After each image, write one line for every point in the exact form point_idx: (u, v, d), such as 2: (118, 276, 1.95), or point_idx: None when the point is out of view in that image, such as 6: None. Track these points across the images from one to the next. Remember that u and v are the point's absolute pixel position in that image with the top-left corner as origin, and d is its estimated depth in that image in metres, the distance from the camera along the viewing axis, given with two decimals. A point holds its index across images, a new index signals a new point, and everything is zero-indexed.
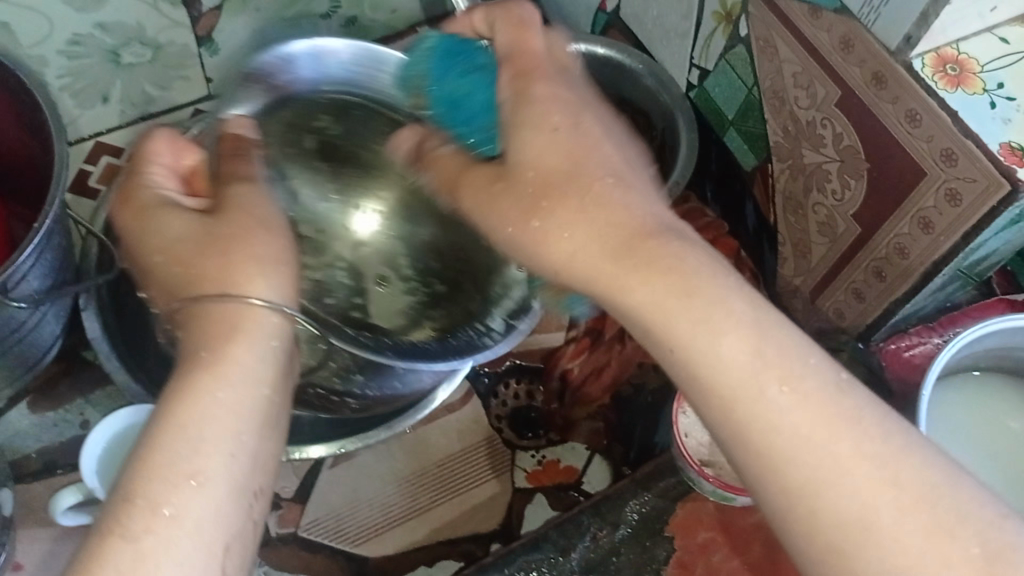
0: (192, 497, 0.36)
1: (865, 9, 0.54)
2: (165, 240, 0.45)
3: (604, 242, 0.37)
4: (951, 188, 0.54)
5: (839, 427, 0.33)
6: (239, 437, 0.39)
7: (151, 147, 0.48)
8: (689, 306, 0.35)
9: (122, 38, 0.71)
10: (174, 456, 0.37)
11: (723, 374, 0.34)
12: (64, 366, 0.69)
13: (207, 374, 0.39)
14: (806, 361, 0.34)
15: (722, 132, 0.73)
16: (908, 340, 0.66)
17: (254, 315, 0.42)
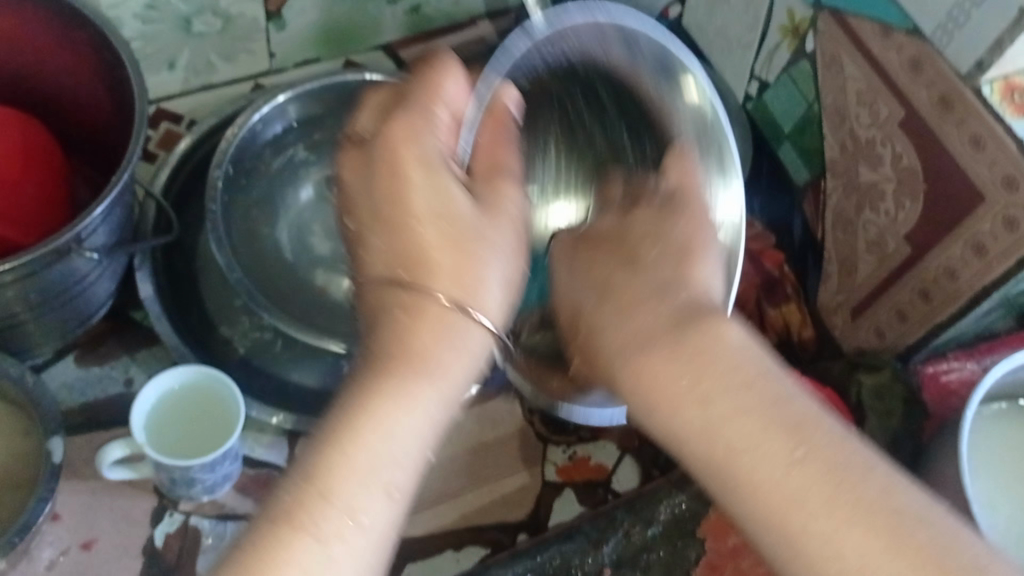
0: (376, 504, 0.37)
1: (938, 33, 0.55)
2: (406, 205, 0.41)
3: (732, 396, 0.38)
4: (1009, 215, 0.55)
5: (830, 490, 0.36)
6: (429, 456, 0.39)
7: (446, 80, 0.43)
8: (783, 444, 0.37)
9: (196, 7, 0.71)
10: (373, 462, 0.37)
11: (747, 460, 0.37)
12: (112, 323, 0.71)
13: (423, 380, 0.39)
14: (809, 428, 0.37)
15: (777, 144, 0.74)
16: (947, 364, 0.66)
17: (467, 328, 0.41)
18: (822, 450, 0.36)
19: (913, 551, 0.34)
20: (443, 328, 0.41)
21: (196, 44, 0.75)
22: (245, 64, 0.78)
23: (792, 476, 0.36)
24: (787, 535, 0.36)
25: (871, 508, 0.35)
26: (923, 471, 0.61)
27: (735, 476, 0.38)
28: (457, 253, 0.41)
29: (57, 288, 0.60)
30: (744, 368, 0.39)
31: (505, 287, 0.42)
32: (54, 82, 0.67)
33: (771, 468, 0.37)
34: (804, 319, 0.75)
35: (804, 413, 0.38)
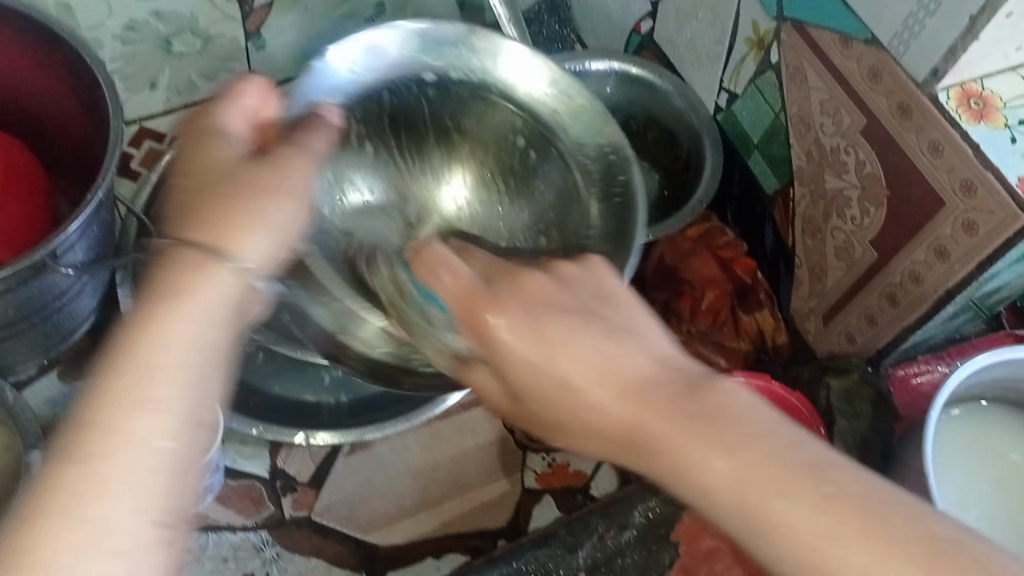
0: (143, 449, 0.31)
1: (895, 41, 0.56)
2: (221, 171, 0.40)
3: (624, 389, 0.37)
4: (969, 218, 0.56)
5: (765, 455, 0.33)
6: (200, 372, 0.33)
7: (242, 86, 0.44)
8: (715, 428, 0.34)
9: (175, 28, 0.73)
10: (137, 389, 0.31)
11: (700, 466, 0.34)
12: (95, 338, 0.72)
13: (176, 305, 0.34)
14: (752, 419, 0.34)
15: (747, 155, 0.76)
16: (917, 367, 0.68)
17: (215, 272, 0.35)
18: (743, 424, 0.34)
19: (807, 475, 0.32)
20: (201, 272, 0.35)
21: (176, 63, 0.76)
22: (227, 82, 0.80)
23: (721, 453, 0.34)
24: (719, 493, 0.34)
25: (773, 455, 0.33)
26: (893, 473, 0.62)
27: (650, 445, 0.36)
28: (236, 206, 0.38)
29: (40, 302, 0.61)
30: (629, 365, 0.37)
31: (269, 232, 0.38)
32: (35, 102, 0.69)
33: (704, 441, 0.34)
34: (777, 324, 0.76)
35: (726, 397, 0.35)
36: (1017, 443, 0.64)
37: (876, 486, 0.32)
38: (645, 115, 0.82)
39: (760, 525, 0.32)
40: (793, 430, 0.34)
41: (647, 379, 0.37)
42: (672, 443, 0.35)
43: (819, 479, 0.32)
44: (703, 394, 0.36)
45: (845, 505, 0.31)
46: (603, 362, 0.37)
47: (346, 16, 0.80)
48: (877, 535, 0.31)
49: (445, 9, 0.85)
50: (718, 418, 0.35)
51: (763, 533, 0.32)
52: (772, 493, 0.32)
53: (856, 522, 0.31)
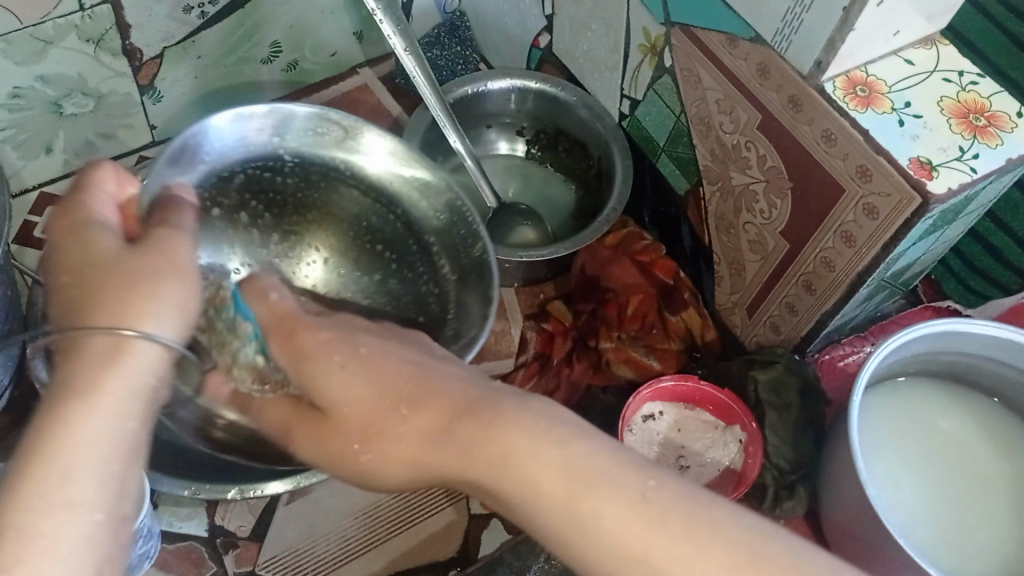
0: (73, 525, 0.35)
1: (778, 38, 0.57)
2: (91, 256, 0.43)
3: (439, 420, 0.41)
4: (868, 203, 0.57)
5: (649, 518, 0.34)
6: (106, 467, 0.37)
7: (97, 173, 0.47)
8: (561, 469, 0.36)
9: (64, 90, 0.71)
10: (48, 484, 0.35)
11: (531, 485, 0.36)
12: (14, 417, 0.70)
13: (84, 404, 0.38)
14: (594, 447, 0.36)
15: (654, 158, 0.76)
16: (843, 350, 0.71)
17: (132, 347, 0.40)
18: (602, 473, 0.35)
19: (685, 530, 0.33)
20: (113, 353, 0.40)
21: (70, 125, 0.74)
22: (126, 139, 0.79)
23: (546, 481, 0.36)
24: (534, 492, 0.36)
25: (605, 470, 0.35)
26: (824, 460, 0.63)
27: (515, 485, 0.37)
28: (139, 294, 0.42)
29: None
30: (444, 395, 0.42)
31: (170, 318, 0.43)
32: None
33: (605, 499, 0.35)
34: (704, 321, 0.76)
35: (584, 453, 0.36)
36: (947, 412, 0.65)
37: (720, 506, 0.34)
38: (553, 129, 0.83)
39: (580, 534, 0.35)
40: (639, 473, 0.35)
41: (452, 406, 0.41)
42: (478, 462, 0.38)
43: (646, 499, 0.34)
44: (491, 418, 0.39)
45: (647, 504, 0.34)
46: (398, 391, 0.43)
47: (242, 60, 0.79)
48: (712, 548, 0.33)
49: (342, 42, 0.84)
50: (539, 449, 0.37)
51: (586, 544, 0.35)
52: (596, 521, 0.35)
53: (670, 522, 0.34)
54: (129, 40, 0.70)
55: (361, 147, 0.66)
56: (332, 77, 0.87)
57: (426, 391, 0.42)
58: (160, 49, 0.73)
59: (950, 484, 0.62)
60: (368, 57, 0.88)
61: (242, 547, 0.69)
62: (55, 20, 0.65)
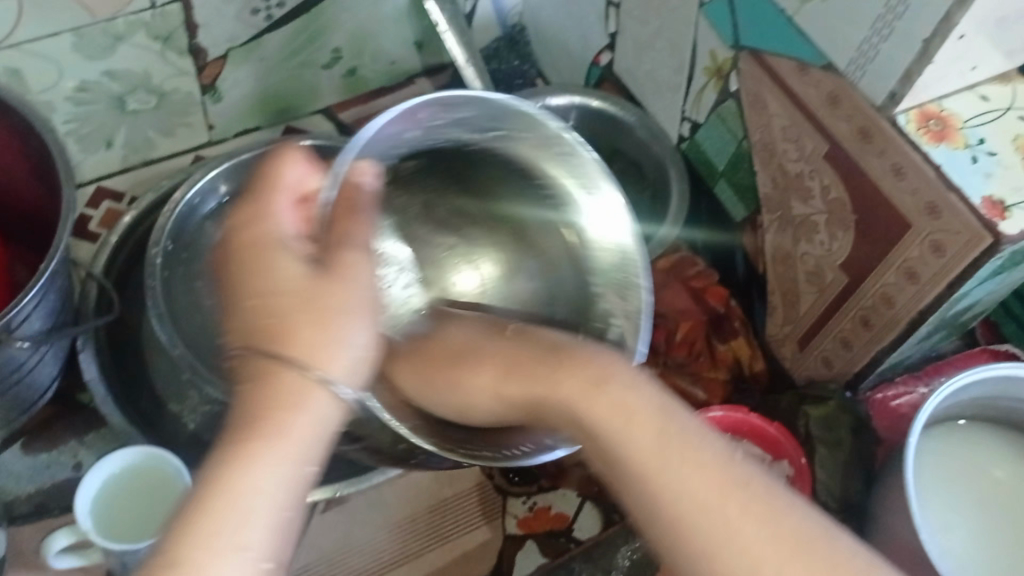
0: (236, 570, 0.34)
1: (851, 67, 0.56)
2: (266, 278, 0.40)
3: (512, 372, 0.47)
4: (936, 240, 0.56)
5: (726, 488, 0.36)
6: (283, 514, 0.36)
7: (288, 162, 0.44)
8: (659, 440, 0.38)
9: (129, 86, 0.72)
10: (223, 526, 0.34)
11: (621, 445, 0.39)
12: (59, 408, 0.71)
13: (271, 443, 0.37)
14: (692, 424, 0.39)
15: (713, 183, 0.75)
16: (895, 389, 0.68)
17: (313, 392, 0.38)
18: (690, 445, 0.38)
19: (745, 508, 0.36)
20: (297, 399, 0.38)
21: (132, 121, 0.75)
22: (184, 137, 0.79)
23: (635, 436, 0.39)
24: (647, 469, 0.38)
25: (714, 466, 0.37)
26: (875, 499, 0.62)
27: (604, 453, 0.40)
28: (312, 328, 0.39)
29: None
30: (538, 339, 0.47)
31: (344, 365, 0.40)
32: None
33: (677, 467, 0.37)
34: (753, 351, 0.75)
35: (679, 424, 0.39)
36: (1002, 459, 0.64)
37: (773, 485, 0.37)
38: (609, 147, 0.81)
39: (672, 498, 0.37)
40: (729, 445, 0.38)
41: (545, 347, 0.46)
42: (600, 423, 0.41)
43: (728, 467, 0.37)
44: (568, 362, 0.44)
45: (743, 492, 0.36)
46: (504, 350, 0.48)
47: (304, 64, 0.80)
48: (728, 496, 0.36)
49: (403, 51, 0.84)
50: (662, 418, 0.39)
51: (681, 519, 0.37)
52: (701, 504, 0.36)
53: (751, 511, 0.36)
54: (195, 39, 0.71)
55: (596, 190, 0.53)
56: (390, 86, 0.87)
57: (512, 347, 0.48)
58: (225, 49, 0.73)
59: (1002, 533, 0.60)
60: (426, 67, 0.88)
61: None
62: (126, 16, 0.66)
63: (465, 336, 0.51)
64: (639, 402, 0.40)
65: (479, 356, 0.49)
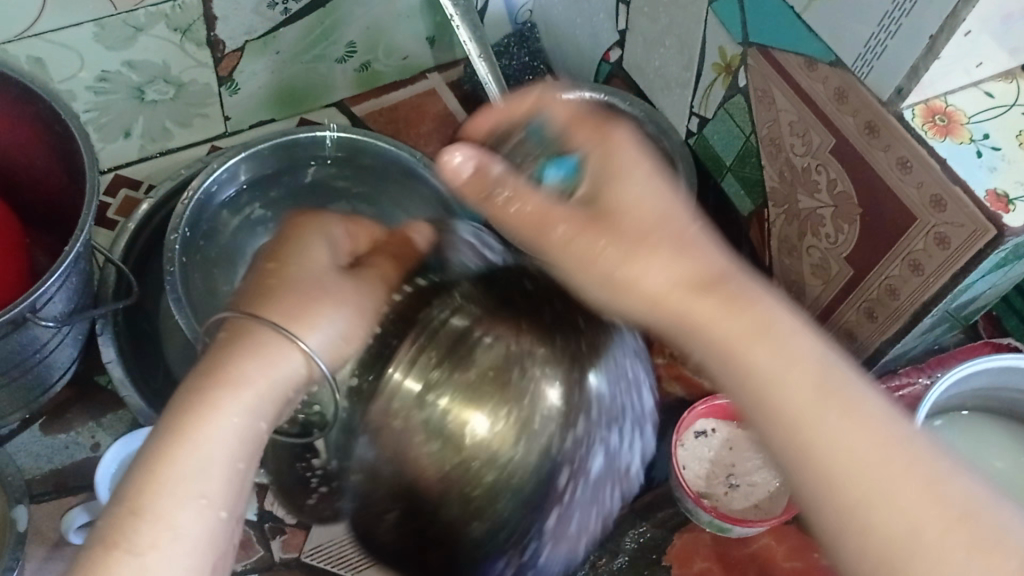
0: (192, 514, 0.38)
1: (859, 63, 0.58)
2: (283, 269, 0.43)
3: (683, 280, 0.40)
4: (940, 233, 0.57)
5: (896, 465, 0.36)
6: (235, 465, 0.40)
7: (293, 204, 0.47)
8: (838, 413, 0.37)
9: (148, 76, 0.73)
10: (184, 473, 0.38)
11: (775, 391, 0.37)
12: (77, 390, 0.73)
13: (227, 391, 0.40)
14: (892, 424, 0.37)
15: (720, 177, 0.77)
16: (898, 381, 0.69)
17: (281, 351, 0.41)
18: (867, 416, 0.37)
19: (925, 491, 0.35)
20: (261, 351, 0.41)
21: (150, 111, 0.76)
22: (201, 127, 0.80)
23: (843, 421, 0.36)
24: (794, 433, 0.37)
25: (897, 445, 0.36)
26: None
27: (800, 442, 0.37)
28: (290, 302, 0.42)
29: (18, 358, 0.62)
30: (677, 221, 0.41)
31: (323, 340, 0.42)
32: (9, 159, 0.69)
33: (859, 441, 0.36)
34: None
35: (855, 390, 0.37)
36: (1003, 450, 0.65)
37: (960, 479, 0.36)
38: None
39: (813, 445, 0.36)
40: (900, 418, 0.37)
41: (710, 271, 0.40)
42: (737, 340, 0.38)
43: (939, 479, 0.35)
44: (729, 284, 0.40)
45: (938, 495, 0.35)
46: (665, 210, 0.42)
47: (318, 57, 0.81)
48: (875, 449, 0.36)
49: (416, 46, 0.86)
50: (837, 397, 0.37)
51: (818, 467, 0.36)
52: (893, 501, 0.35)
53: (889, 464, 0.36)
54: (214, 32, 0.72)
55: None
56: (402, 80, 0.89)
57: (688, 253, 0.40)
58: (242, 42, 0.75)
59: None
60: (438, 62, 0.89)
61: (289, 533, 0.71)
62: (147, 8, 0.67)
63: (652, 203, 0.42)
64: (845, 390, 0.37)
65: (648, 267, 0.40)
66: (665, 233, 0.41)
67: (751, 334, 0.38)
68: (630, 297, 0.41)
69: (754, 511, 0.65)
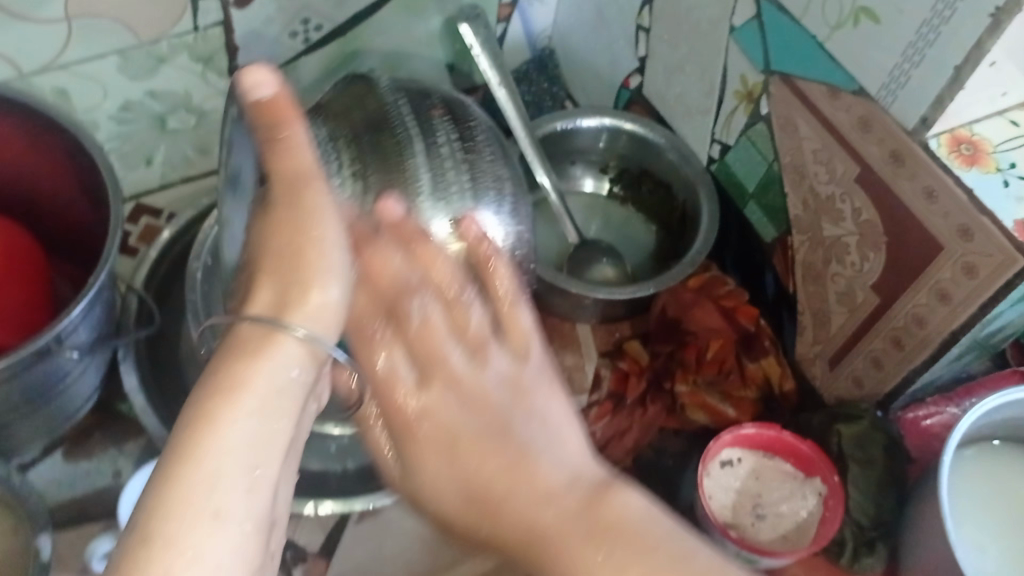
0: (218, 538, 0.34)
1: (883, 92, 0.57)
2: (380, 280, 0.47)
3: (458, 486, 0.45)
4: (968, 262, 0.57)
5: (644, 560, 0.40)
6: (255, 475, 0.36)
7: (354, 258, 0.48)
8: (544, 505, 0.43)
9: (170, 105, 0.73)
10: (196, 496, 0.35)
11: (539, 532, 0.42)
12: (98, 418, 0.72)
13: (227, 400, 0.37)
14: (685, 543, 0.41)
15: (742, 204, 0.76)
16: (926, 409, 0.69)
17: (285, 343, 0.40)
18: (558, 512, 0.42)
19: (668, 563, 0.40)
20: (277, 353, 0.39)
21: (171, 139, 0.76)
22: None
23: (604, 566, 0.40)
24: (481, 501, 0.44)
25: (647, 540, 0.41)
26: (907, 518, 0.62)
27: (554, 550, 0.42)
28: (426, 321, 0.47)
29: (43, 388, 0.62)
30: (481, 391, 0.46)
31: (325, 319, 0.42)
32: (32, 188, 0.69)
33: (588, 569, 0.41)
34: (783, 371, 0.75)
35: (569, 555, 0.41)
36: None
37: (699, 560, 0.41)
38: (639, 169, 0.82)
39: (545, 560, 0.42)
40: (704, 543, 0.41)
41: (570, 496, 0.43)
42: (563, 543, 0.42)
43: (648, 556, 0.40)
44: (492, 494, 0.44)
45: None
46: (475, 401, 0.45)
47: None
48: (645, 561, 0.40)
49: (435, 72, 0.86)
50: (650, 547, 0.40)
51: (539, 552, 0.42)
52: (694, 560, 0.40)
53: (632, 569, 0.40)
54: (235, 61, 0.72)
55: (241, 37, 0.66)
56: None
57: (482, 476, 0.44)
58: None
59: None
60: None
61: (310, 561, 0.70)
62: (170, 39, 0.68)
63: (466, 415, 0.45)
64: (598, 489, 0.43)
65: (461, 464, 0.45)
66: (502, 359, 0.47)
67: (489, 453, 0.44)
68: (436, 473, 0.45)
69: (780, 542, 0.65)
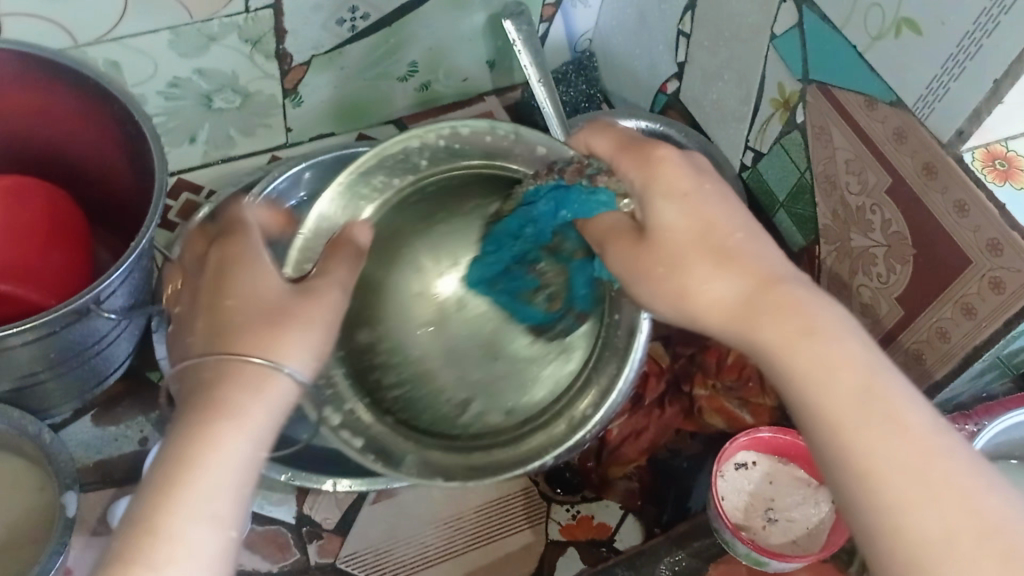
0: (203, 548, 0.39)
1: (920, 104, 0.58)
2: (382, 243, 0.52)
3: None
4: (994, 277, 0.57)
5: (925, 466, 0.39)
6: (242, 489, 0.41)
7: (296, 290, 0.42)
8: (870, 415, 0.40)
9: (217, 85, 0.75)
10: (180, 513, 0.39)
11: (819, 386, 0.41)
12: (129, 384, 0.74)
13: (230, 424, 0.42)
14: (953, 452, 0.39)
15: (772, 212, 0.77)
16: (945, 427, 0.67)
17: (274, 379, 0.44)
18: (884, 386, 0.41)
19: (921, 453, 0.39)
20: (263, 389, 0.43)
21: (216, 118, 0.78)
22: (263, 138, 0.83)
23: (868, 430, 0.40)
24: (831, 417, 0.40)
25: (924, 443, 0.39)
26: None
27: (833, 429, 0.40)
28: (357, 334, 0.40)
29: (76, 350, 0.63)
30: (761, 262, 0.45)
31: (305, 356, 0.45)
32: (80, 156, 0.71)
33: (889, 449, 0.39)
34: None
35: (912, 419, 0.40)
36: None
37: (957, 459, 0.39)
38: None
39: (829, 431, 0.40)
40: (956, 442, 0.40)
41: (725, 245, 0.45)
42: (800, 368, 0.42)
43: (914, 437, 0.39)
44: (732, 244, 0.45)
45: (957, 498, 0.38)
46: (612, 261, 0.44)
47: (381, 74, 0.83)
48: (898, 434, 0.39)
49: (475, 68, 0.88)
50: (908, 423, 0.40)
51: (845, 446, 0.40)
52: (886, 479, 0.39)
53: (927, 483, 0.38)
54: (283, 45, 0.74)
55: None
56: (460, 102, 0.91)
57: (742, 263, 0.44)
58: (309, 57, 0.77)
59: None
60: (496, 86, 0.91)
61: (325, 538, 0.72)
62: (221, 18, 0.69)
63: None
64: (893, 394, 0.40)
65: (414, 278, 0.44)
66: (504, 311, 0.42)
67: (836, 363, 0.41)
68: None
69: (789, 547, 0.65)
